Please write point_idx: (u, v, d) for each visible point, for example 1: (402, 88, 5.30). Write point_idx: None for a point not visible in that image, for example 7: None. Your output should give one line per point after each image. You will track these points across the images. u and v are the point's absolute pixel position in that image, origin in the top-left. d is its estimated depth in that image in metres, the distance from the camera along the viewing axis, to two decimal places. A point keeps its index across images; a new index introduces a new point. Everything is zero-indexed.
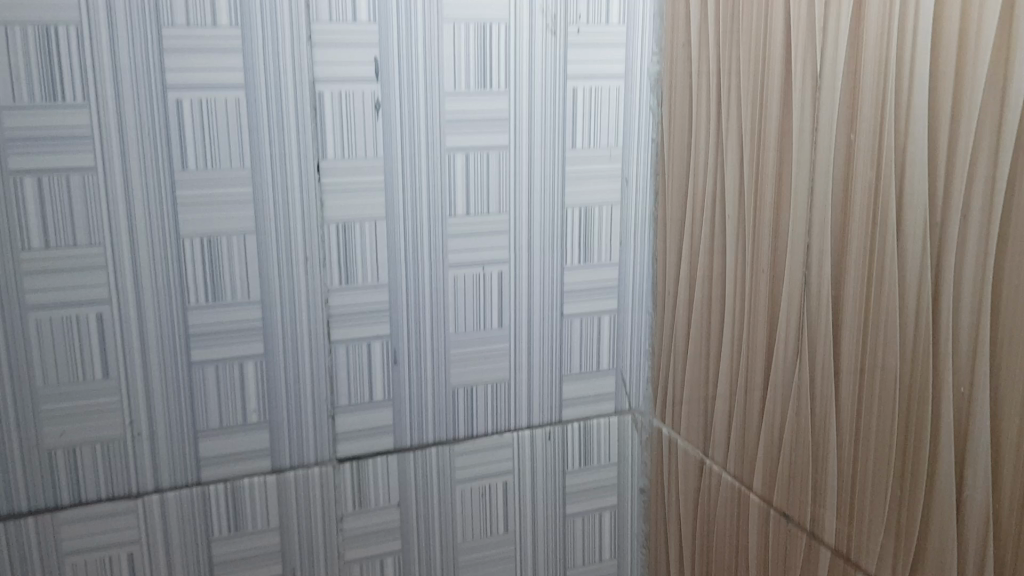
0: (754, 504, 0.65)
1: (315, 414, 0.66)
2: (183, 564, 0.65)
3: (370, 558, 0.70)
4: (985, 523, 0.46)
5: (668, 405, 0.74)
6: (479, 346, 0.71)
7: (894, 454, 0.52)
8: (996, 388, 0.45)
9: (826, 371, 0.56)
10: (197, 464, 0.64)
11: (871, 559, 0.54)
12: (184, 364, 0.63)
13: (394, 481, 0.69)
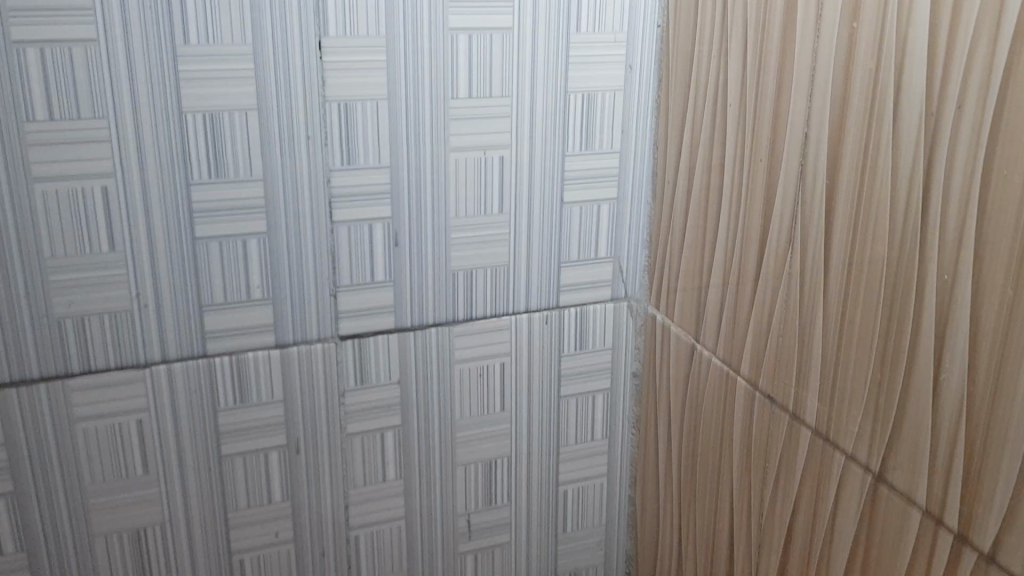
0: (741, 387, 0.67)
1: (317, 292, 0.68)
2: (191, 432, 0.68)
3: (371, 432, 0.73)
4: (959, 402, 0.48)
5: (663, 293, 0.76)
6: (479, 231, 0.71)
7: (876, 339, 0.54)
8: (979, 274, 0.46)
9: (816, 260, 0.58)
10: (203, 337, 0.66)
11: (849, 439, 0.57)
12: (188, 240, 0.64)
13: (394, 359, 0.72)
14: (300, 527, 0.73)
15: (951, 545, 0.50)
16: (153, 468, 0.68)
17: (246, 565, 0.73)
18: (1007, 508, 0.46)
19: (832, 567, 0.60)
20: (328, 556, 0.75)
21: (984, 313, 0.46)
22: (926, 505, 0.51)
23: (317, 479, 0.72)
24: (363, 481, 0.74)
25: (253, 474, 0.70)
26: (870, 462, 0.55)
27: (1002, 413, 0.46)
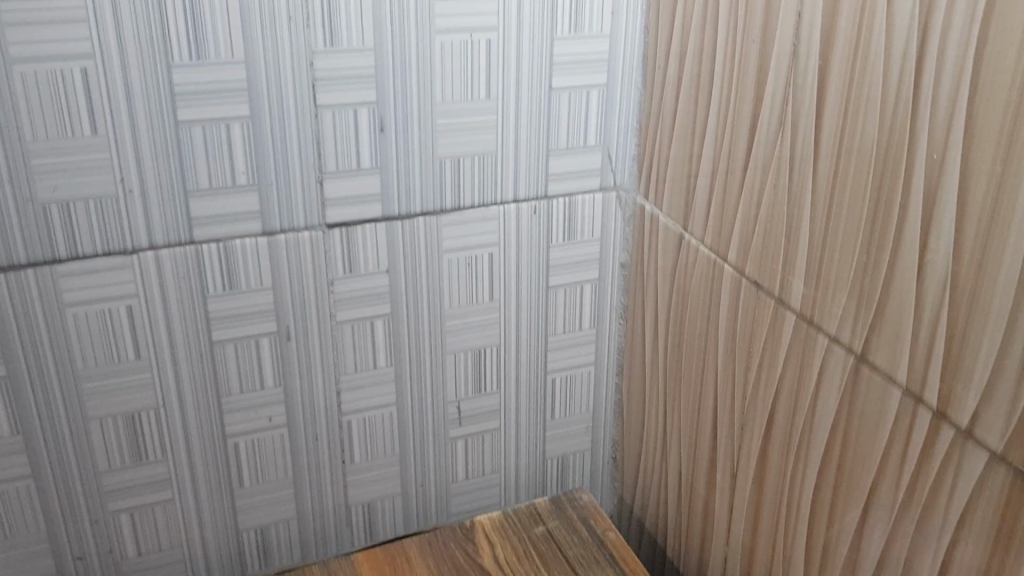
0: (728, 275, 0.67)
1: (303, 179, 0.68)
2: (182, 318, 0.68)
3: (360, 320, 0.73)
4: (944, 281, 0.49)
5: (652, 183, 0.76)
6: (466, 117, 0.71)
7: (863, 222, 0.54)
8: (969, 152, 0.46)
9: (806, 143, 0.57)
10: (189, 223, 0.66)
11: (833, 321, 0.57)
12: (171, 124, 0.63)
13: (382, 248, 0.72)
14: (293, 413, 0.74)
15: (929, 421, 0.51)
16: (144, 354, 0.68)
17: (241, 450, 0.74)
18: (986, 383, 0.47)
19: (813, 445, 0.61)
20: (321, 441, 0.76)
21: (972, 191, 0.46)
22: (906, 383, 0.52)
23: (308, 367, 0.73)
24: (354, 369, 0.75)
25: (245, 361, 0.71)
26: (852, 344, 0.56)
27: (985, 291, 0.46)
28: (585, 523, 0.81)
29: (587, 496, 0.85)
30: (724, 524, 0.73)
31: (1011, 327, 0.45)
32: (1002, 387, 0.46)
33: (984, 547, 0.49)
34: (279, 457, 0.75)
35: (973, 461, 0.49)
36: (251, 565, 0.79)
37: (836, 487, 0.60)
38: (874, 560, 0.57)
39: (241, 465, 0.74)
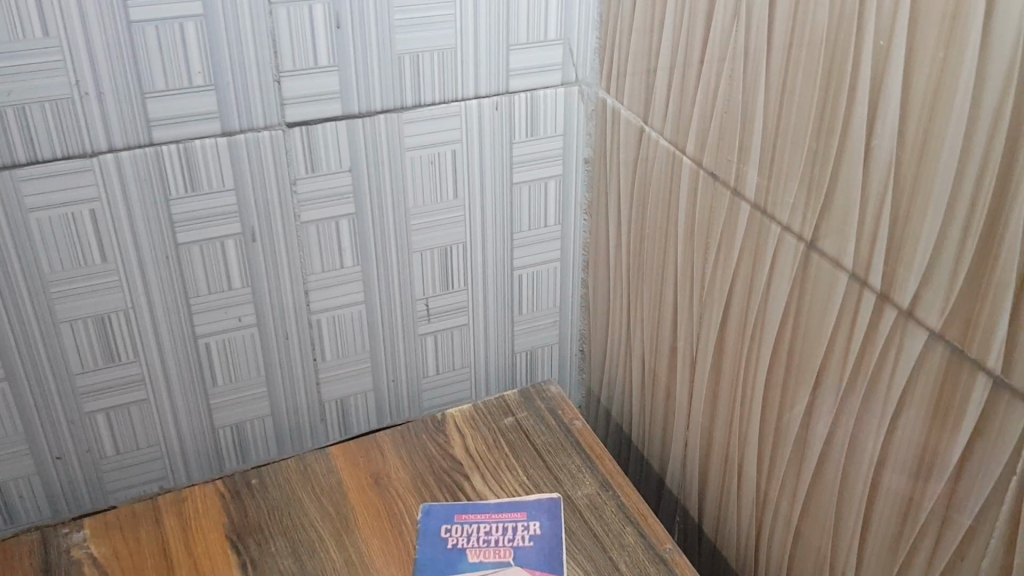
0: (686, 167, 0.68)
1: (260, 78, 0.67)
2: (145, 221, 0.69)
3: (325, 220, 0.74)
4: (888, 167, 0.50)
5: (613, 76, 0.76)
6: (424, 12, 0.70)
7: (813, 110, 0.54)
8: (913, 36, 0.46)
9: (760, 31, 0.57)
10: (147, 125, 0.66)
11: (785, 209, 0.59)
12: (123, 24, 0.62)
13: (344, 147, 0.72)
14: (262, 313, 0.76)
15: (873, 303, 0.53)
16: (110, 258, 0.69)
17: (212, 350, 0.75)
18: (925, 267, 0.49)
19: (766, 329, 0.63)
20: (292, 340, 0.78)
21: (915, 77, 0.47)
22: (852, 268, 0.54)
23: (275, 267, 0.74)
24: (320, 268, 0.76)
25: (211, 262, 0.72)
26: (803, 232, 0.57)
27: (925, 177, 0.47)
28: (554, 414, 0.84)
29: (555, 388, 0.87)
30: (684, 409, 0.76)
31: (949, 211, 0.46)
32: (940, 269, 0.48)
33: (921, 421, 0.51)
34: (250, 356, 0.77)
35: (913, 340, 0.50)
36: (229, 460, 0.81)
37: (788, 368, 0.62)
38: (822, 437, 0.60)
39: (213, 365, 0.76)
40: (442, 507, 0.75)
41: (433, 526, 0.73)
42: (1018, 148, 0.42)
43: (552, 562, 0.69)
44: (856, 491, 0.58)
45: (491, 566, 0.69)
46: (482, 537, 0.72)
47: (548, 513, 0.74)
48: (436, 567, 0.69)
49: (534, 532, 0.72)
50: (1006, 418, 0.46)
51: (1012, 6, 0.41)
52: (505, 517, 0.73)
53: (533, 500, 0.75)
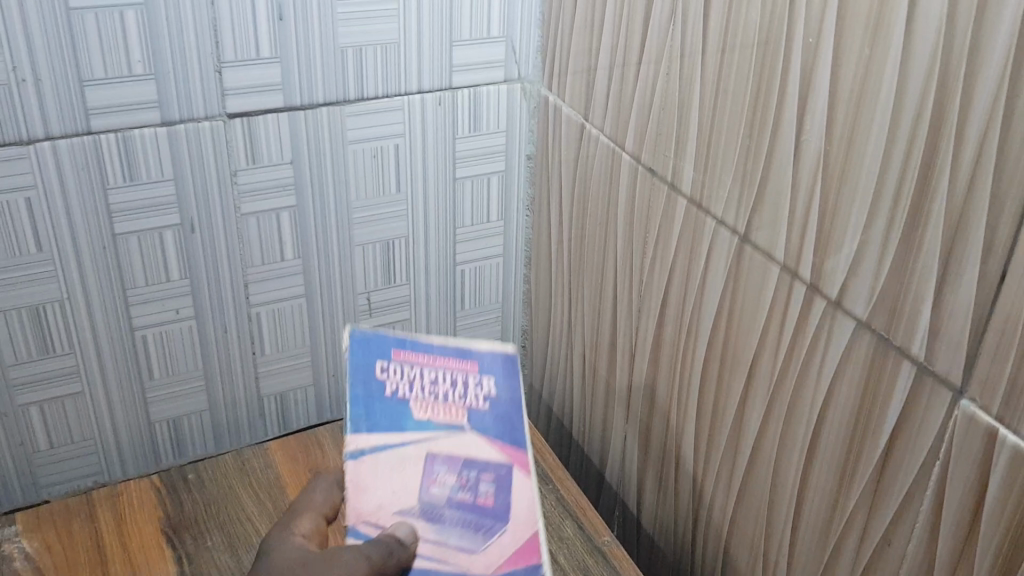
0: (626, 163, 0.70)
1: (200, 68, 0.67)
2: (82, 211, 0.68)
3: (266, 213, 0.74)
4: (817, 160, 0.51)
5: (555, 74, 0.77)
6: (367, 6, 0.70)
7: (747, 107, 0.56)
8: (841, 35, 0.48)
9: (696, 28, 0.59)
10: (85, 113, 0.65)
11: (719, 204, 0.60)
12: (62, 10, 0.61)
13: (286, 139, 0.72)
14: (200, 305, 0.75)
15: (804, 294, 0.54)
16: (46, 247, 0.68)
17: (149, 342, 0.75)
18: (852, 260, 0.50)
19: (702, 323, 0.65)
20: (231, 333, 0.78)
21: (842, 74, 0.49)
22: (783, 260, 0.56)
23: (214, 259, 0.74)
24: (261, 261, 0.76)
25: (149, 252, 0.71)
26: (737, 225, 0.59)
27: (852, 172, 0.49)
28: None
29: None
30: (623, 403, 0.77)
31: (875, 204, 0.48)
32: (866, 260, 0.49)
33: (849, 411, 0.53)
34: (188, 350, 0.76)
35: (842, 329, 0.52)
36: (165, 454, 0.80)
37: (722, 360, 0.64)
38: (755, 428, 0.62)
39: (150, 358, 0.75)
40: (391, 344, 0.61)
41: (384, 362, 0.60)
42: (940, 142, 0.44)
43: (513, 450, 0.58)
44: (788, 480, 0.59)
45: (444, 429, 0.58)
46: (428, 381, 0.59)
47: (507, 368, 0.61)
48: (377, 424, 0.57)
49: (489, 391, 0.60)
50: (929, 406, 0.47)
51: (932, 7, 0.43)
52: (457, 364, 0.61)
53: (490, 348, 0.62)
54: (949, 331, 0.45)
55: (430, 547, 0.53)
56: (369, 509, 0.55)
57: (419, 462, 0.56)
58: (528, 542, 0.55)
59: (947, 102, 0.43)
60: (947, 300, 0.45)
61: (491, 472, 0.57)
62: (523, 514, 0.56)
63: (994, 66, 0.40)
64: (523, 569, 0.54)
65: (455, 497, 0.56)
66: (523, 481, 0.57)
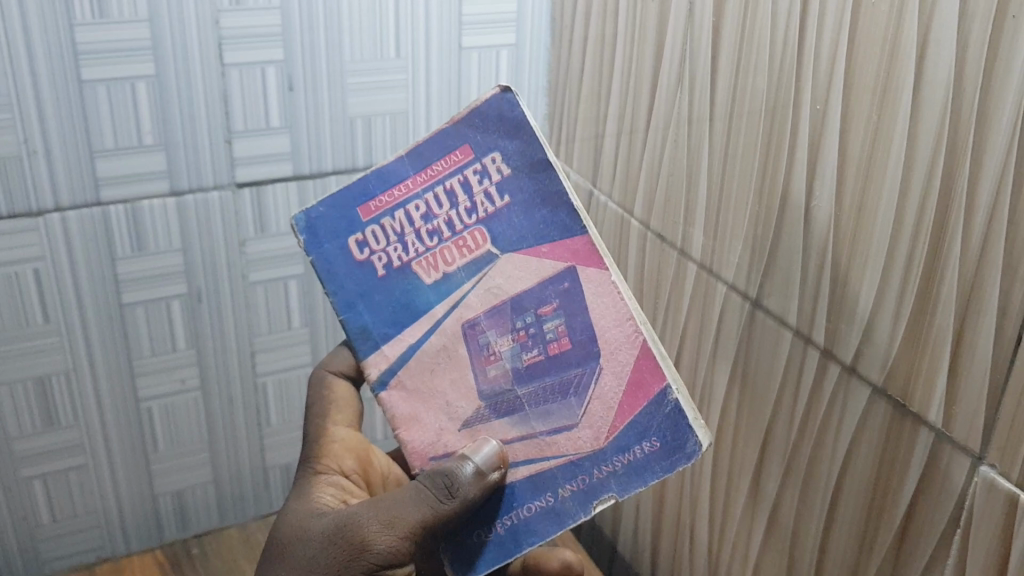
0: (635, 228, 0.69)
1: (210, 139, 0.67)
2: (90, 280, 0.67)
3: (273, 281, 0.74)
4: (827, 224, 0.51)
5: (563, 140, 0.78)
6: (377, 77, 0.71)
7: (754, 171, 0.56)
8: (847, 99, 0.48)
9: (702, 93, 0.60)
10: (95, 184, 0.65)
11: (729, 269, 0.60)
12: (73, 83, 0.62)
13: (294, 208, 0.72)
14: (206, 374, 0.74)
15: (817, 360, 0.53)
16: (54, 319, 0.67)
17: (154, 413, 0.74)
18: (865, 324, 0.49)
19: (715, 388, 0.64)
20: (236, 404, 0.77)
21: (850, 139, 0.48)
22: (796, 324, 0.55)
23: (221, 329, 0.74)
24: (267, 329, 0.75)
25: (155, 322, 0.71)
26: (748, 290, 0.58)
27: (863, 235, 0.48)
28: None
29: None
30: None
31: (887, 266, 0.47)
32: (881, 324, 0.48)
33: (866, 481, 0.51)
34: (193, 420, 0.75)
35: (857, 397, 0.51)
36: (169, 528, 0.79)
37: (736, 426, 0.62)
38: (771, 498, 0.60)
39: (155, 428, 0.74)
40: (356, 197, 0.53)
41: (356, 234, 0.53)
42: (951, 203, 0.43)
43: (565, 241, 0.50)
44: (806, 553, 0.57)
45: (470, 279, 0.51)
46: (419, 218, 0.52)
47: (503, 125, 0.51)
48: (389, 321, 0.52)
49: (499, 175, 0.51)
50: (948, 474, 0.46)
51: (938, 70, 0.43)
52: (440, 168, 0.52)
53: (467, 115, 0.52)
54: (966, 395, 0.44)
55: (523, 446, 0.50)
56: (431, 439, 0.52)
57: (463, 341, 0.51)
58: (635, 367, 0.49)
59: (956, 163, 0.43)
60: (963, 364, 0.44)
61: (551, 302, 0.50)
62: (609, 335, 0.49)
63: (1004, 126, 0.40)
64: (643, 408, 0.49)
65: (522, 363, 0.51)
66: (598, 284, 0.50)
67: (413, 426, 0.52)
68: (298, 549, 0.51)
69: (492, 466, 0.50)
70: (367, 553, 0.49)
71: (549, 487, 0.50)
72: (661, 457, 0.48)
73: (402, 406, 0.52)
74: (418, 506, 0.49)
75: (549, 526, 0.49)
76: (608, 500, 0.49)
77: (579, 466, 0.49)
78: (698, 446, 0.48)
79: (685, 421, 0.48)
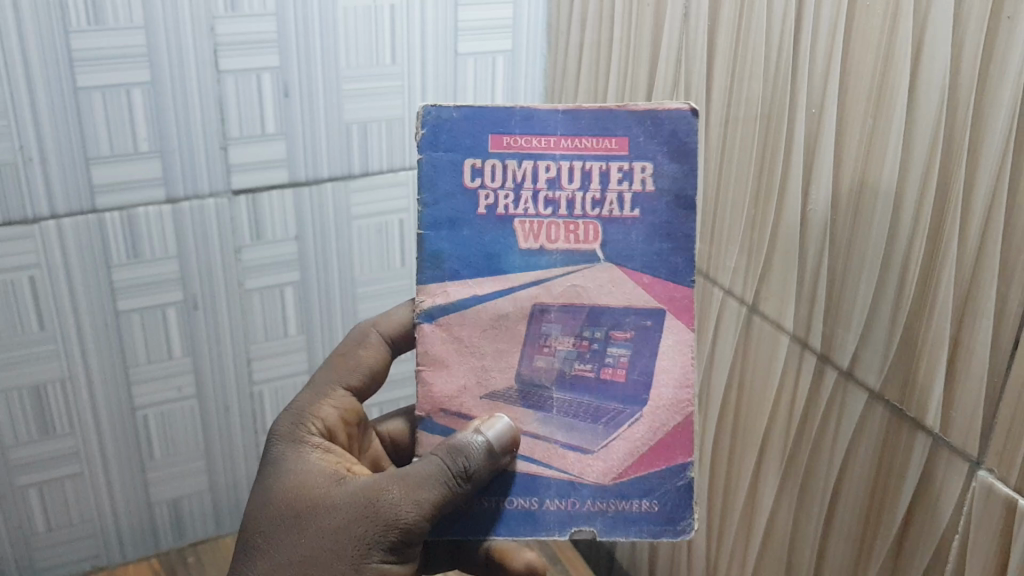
0: None
1: (206, 147, 0.67)
2: (85, 287, 0.67)
3: (269, 288, 0.74)
4: (823, 228, 0.51)
5: None
6: (373, 84, 0.71)
7: (750, 176, 0.56)
8: (842, 103, 0.48)
9: (699, 98, 0.60)
10: (91, 191, 0.65)
11: (726, 274, 0.60)
12: (69, 90, 0.62)
13: (290, 214, 0.72)
14: (202, 381, 0.74)
15: (815, 364, 0.53)
16: (49, 326, 0.67)
17: (150, 422, 0.74)
18: (862, 328, 0.49)
19: (713, 394, 0.64)
20: (233, 411, 0.76)
21: (846, 143, 0.48)
22: (793, 329, 0.55)
23: (217, 337, 0.73)
24: (264, 337, 0.75)
25: (151, 330, 0.71)
26: (744, 295, 0.58)
27: (860, 240, 0.48)
28: None
29: None
30: None
31: (884, 269, 0.47)
32: (877, 328, 0.48)
33: (863, 487, 0.51)
34: (189, 428, 0.75)
35: (854, 402, 0.50)
36: (165, 537, 0.78)
37: (734, 432, 0.62)
38: (769, 504, 0.60)
39: (150, 436, 0.74)
40: (492, 124, 0.49)
41: (475, 159, 0.48)
42: (948, 207, 0.43)
43: (667, 283, 0.48)
44: (804, 559, 0.57)
45: (559, 264, 0.48)
46: (544, 179, 0.48)
47: (671, 143, 0.48)
48: (466, 263, 0.49)
49: (641, 186, 0.48)
50: (945, 479, 0.46)
51: (934, 73, 0.43)
52: (592, 145, 0.48)
53: (648, 112, 0.48)
54: (964, 399, 0.44)
55: (534, 443, 0.49)
56: (453, 392, 0.49)
57: (529, 321, 0.48)
58: (671, 431, 0.49)
59: (952, 165, 0.42)
60: (960, 368, 0.44)
61: (628, 329, 0.48)
62: (665, 390, 0.48)
63: (999, 129, 0.40)
64: (658, 469, 0.49)
65: (570, 371, 0.48)
66: (677, 340, 0.48)
67: (440, 370, 0.49)
68: (309, 524, 0.47)
69: (505, 446, 0.47)
70: (392, 530, 0.46)
71: (540, 492, 0.49)
72: (654, 523, 0.49)
73: (438, 348, 0.49)
74: (439, 483, 0.46)
75: (523, 527, 0.49)
76: (586, 531, 0.49)
77: (577, 489, 0.49)
78: (692, 527, 0.49)
79: (690, 502, 0.49)
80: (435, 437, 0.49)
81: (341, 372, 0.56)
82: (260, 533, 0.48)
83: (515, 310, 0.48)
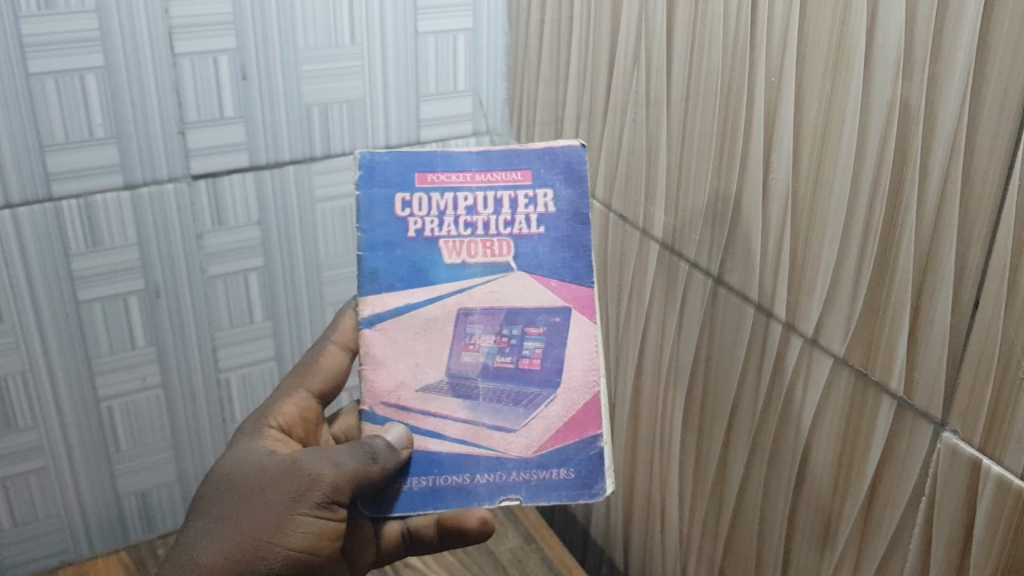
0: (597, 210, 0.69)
1: (163, 130, 0.66)
2: (43, 278, 0.66)
3: (233, 274, 0.73)
4: (785, 198, 0.51)
5: (523, 124, 0.77)
6: (332, 64, 0.70)
7: (712, 146, 0.56)
8: (800, 68, 0.48)
9: (659, 70, 0.59)
10: (46, 179, 0.64)
11: (691, 247, 0.60)
12: (21, 76, 0.61)
13: (252, 200, 0.71)
14: (168, 372, 0.73)
15: (780, 332, 0.53)
16: (8, 319, 0.66)
17: (115, 412, 0.72)
18: (825, 295, 0.49)
19: (681, 367, 0.64)
20: (199, 399, 0.76)
21: (805, 109, 0.48)
22: (758, 298, 0.55)
23: (181, 324, 0.72)
24: (229, 323, 0.74)
25: (113, 320, 0.70)
26: (709, 267, 0.58)
27: (820, 208, 0.48)
28: None
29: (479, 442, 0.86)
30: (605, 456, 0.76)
31: (845, 237, 0.47)
32: (839, 297, 0.48)
33: (832, 453, 0.51)
34: (155, 418, 0.74)
35: (820, 368, 0.51)
36: (134, 529, 0.78)
37: (703, 406, 0.62)
38: (739, 474, 0.60)
39: (116, 428, 0.73)
40: (416, 163, 0.51)
41: (405, 193, 0.51)
42: (904, 171, 0.43)
43: (573, 285, 0.51)
44: (775, 528, 0.57)
45: (481, 275, 0.50)
46: (463, 208, 0.50)
47: (567, 172, 0.51)
48: (399, 277, 0.50)
49: (545, 209, 0.51)
50: (911, 442, 0.46)
51: (889, 37, 0.43)
52: (501, 177, 0.51)
53: (545, 149, 0.52)
54: (926, 362, 0.44)
55: (462, 429, 0.50)
56: (390, 387, 0.50)
57: (454, 324, 0.50)
58: (583, 408, 0.50)
59: (909, 129, 0.42)
60: (921, 331, 0.44)
61: (540, 324, 0.50)
62: (575, 371, 0.50)
63: (953, 91, 0.40)
64: (573, 442, 0.50)
65: (494, 365, 0.50)
66: (583, 331, 0.50)
67: (380, 369, 0.50)
68: (241, 484, 0.48)
69: (404, 443, 0.49)
70: (315, 485, 0.47)
71: (469, 468, 0.50)
72: (570, 488, 0.50)
73: (377, 349, 0.50)
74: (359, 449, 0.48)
75: (457, 500, 0.49)
76: (513, 500, 0.49)
77: (503, 464, 0.50)
78: (604, 488, 0.50)
79: (603, 467, 0.50)
80: (375, 427, 0.50)
81: (304, 376, 0.56)
82: (197, 504, 0.49)
83: (443, 315, 0.50)
